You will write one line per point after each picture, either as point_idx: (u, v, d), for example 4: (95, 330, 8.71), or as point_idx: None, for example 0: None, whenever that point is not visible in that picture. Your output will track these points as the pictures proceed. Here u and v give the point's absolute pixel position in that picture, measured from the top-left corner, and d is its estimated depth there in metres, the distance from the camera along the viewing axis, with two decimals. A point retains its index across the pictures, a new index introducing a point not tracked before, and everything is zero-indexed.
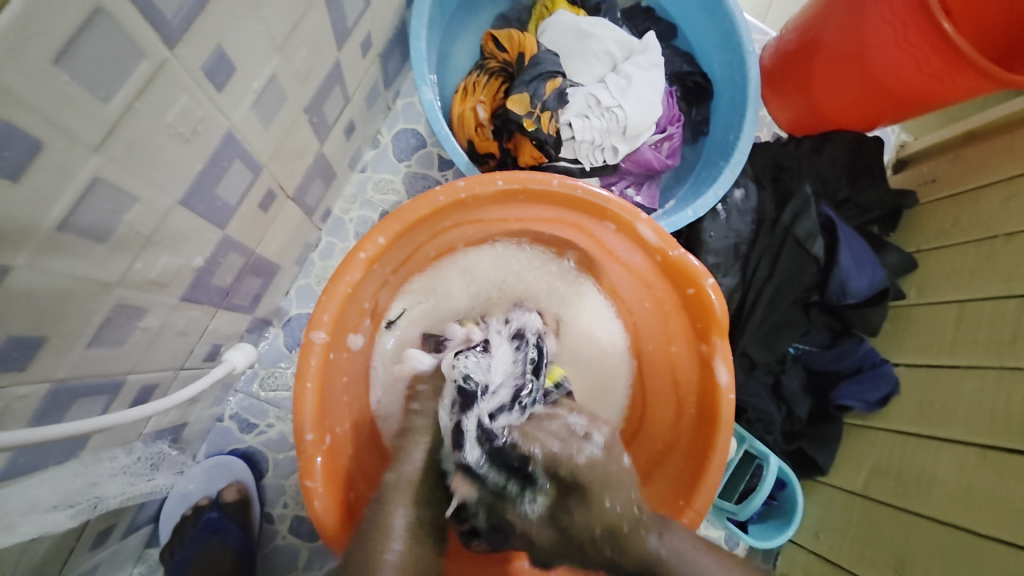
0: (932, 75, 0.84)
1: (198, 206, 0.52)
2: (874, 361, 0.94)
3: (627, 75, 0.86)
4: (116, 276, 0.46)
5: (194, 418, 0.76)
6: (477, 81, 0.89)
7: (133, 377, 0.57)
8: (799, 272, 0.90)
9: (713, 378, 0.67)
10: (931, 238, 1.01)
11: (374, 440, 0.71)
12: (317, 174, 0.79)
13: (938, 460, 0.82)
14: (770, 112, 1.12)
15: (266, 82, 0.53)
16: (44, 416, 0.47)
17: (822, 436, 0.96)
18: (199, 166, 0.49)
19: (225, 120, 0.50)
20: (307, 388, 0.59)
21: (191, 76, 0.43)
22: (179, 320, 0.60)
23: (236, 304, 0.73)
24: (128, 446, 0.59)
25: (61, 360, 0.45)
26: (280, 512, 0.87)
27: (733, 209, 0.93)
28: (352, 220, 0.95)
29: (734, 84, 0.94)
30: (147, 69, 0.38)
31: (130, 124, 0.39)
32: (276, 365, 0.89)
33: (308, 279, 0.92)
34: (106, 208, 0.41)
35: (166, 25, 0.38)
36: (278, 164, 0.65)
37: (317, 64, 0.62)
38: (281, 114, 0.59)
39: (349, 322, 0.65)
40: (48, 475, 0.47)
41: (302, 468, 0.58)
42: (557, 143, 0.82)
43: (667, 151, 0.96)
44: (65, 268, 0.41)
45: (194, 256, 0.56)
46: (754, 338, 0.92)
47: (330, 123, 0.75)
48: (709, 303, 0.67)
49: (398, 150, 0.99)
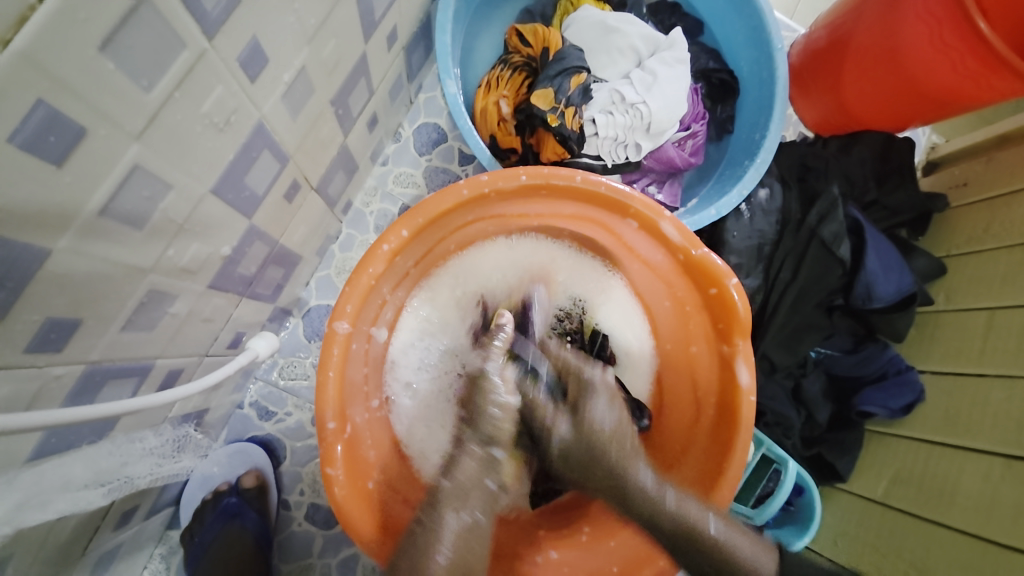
0: (967, 76, 0.82)
1: (228, 194, 0.53)
2: (898, 369, 0.92)
3: (652, 71, 0.85)
4: (150, 261, 0.47)
5: (216, 404, 0.77)
6: (501, 76, 0.88)
7: (162, 361, 0.58)
8: (824, 275, 0.88)
9: (734, 380, 0.67)
10: (961, 243, 0.98)
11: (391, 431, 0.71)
12: (340, 167, 0.80)
13: (962, 470, 0.80)
14: (796, 111, 1.10)
15: (297, 74, 0.54)
16: (79, 396, 0.48)
17: (843, 442, 0.94)
18: (231, 156, 0.50)
19: (257, 111, 0.51)
20: (329, 377, 0.59)
21: (227, 67, 0.43)
22: (206, 307, 0.61)
23: (259, 293, 0.74)
24: (155, 428, 0.60)
25: (96, 343, 0.46)
26: (296, 499, 0.88)
27: (757, 209, 0.91)
28: (372, 213, 0.96)
29: (762, 81, 0.92)
30: (187, 60, 0.39)
31: (168, 114, 0.40)
32: (295, 355, 0.90)
33: (328, 270, 0.93)
34: (143, 194, 0.42)
35: (206, 16, 0.38)
36: (304, 156, 0.66)
37: (345, 56, 0.63)
38: (309, 106, 0.60)
39: (370, 314, 0.66)
40: (81, 453, 0.48)
41: (323, 455, 0.58)
42: (580, 139, 0.82)
43: (691, 148, 0.95)
44: (103, 253, 0.41)
45: (223, 245, 0.57)
46: (775, 341, 0.90)
47: (355, 116, 0.75)
48: (733, 303, 0.66)
49: (419, 144, 0.99)
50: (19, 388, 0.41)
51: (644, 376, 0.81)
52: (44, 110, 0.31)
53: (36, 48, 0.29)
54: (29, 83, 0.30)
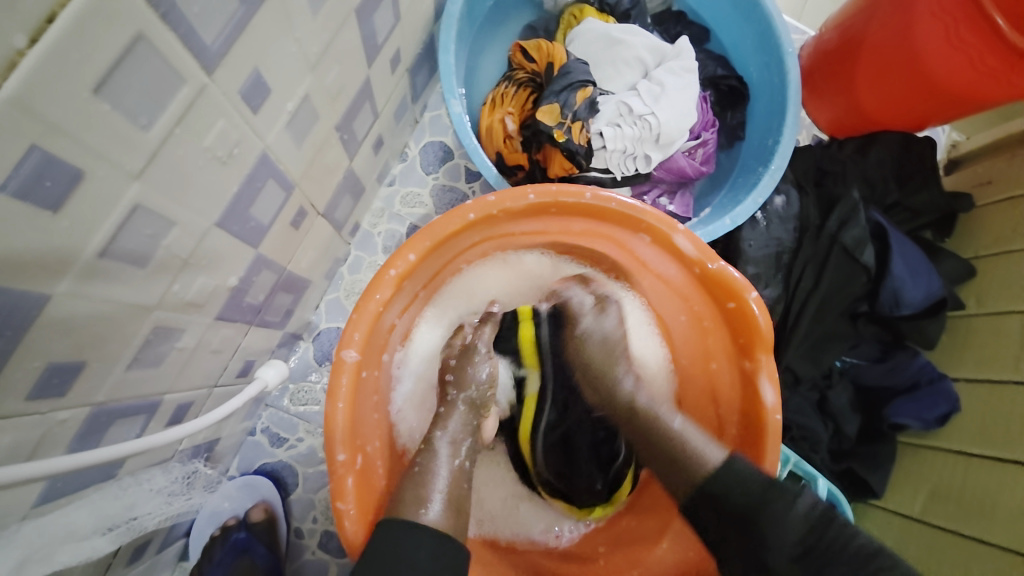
0: (987, 72, 0.81)
1: (233, 226, 0.52)
2: (931, 377, 0.88)
3: (659, 81, 0.83)
4: (154, 298, 0.46)
5: (228, 432, 0.76)
6: (505, 93, 0.87)
7: (170, 397, 0.57)
8: (847, 282, 0.85)
9: (757, 398, 0.65)
10: (989, 244, 0.94)
11: (396, 462, 0.69)
12: (346, 190, 0.79)
13: (1003, 484, 0.76)
14: (808, 114, 1.09)
15: (300, 102, 0.53)
16: (85, 438, 0.47)
17: (875, 456, 0.90)
18: (235, 188, 0.49)
19: (260, 141, 0.50)
20: (338, 407, 0.58)
21: (229, 100, 0.43)
22: (214, 338, 0.60)
23: (268, 321, 0.73)
24: (162, 467, 0.59)
25: (101, 384, 0.46)
26: (310, 527, 0.87)
27: (774, 216, 0.88)
28: (380, 233, 0.95)
29: (772, 86, 0.90)
30: (187, 95, 0.38)
31: (170, 150, 0.40)
32: (306, 379, 0.89)
33: (337, 293, 0.92)
34: (145, 232, 0.41)
35: (206, 51, 0.38)
36: (310, 181, 0.65)
37: (348, 81, 0.62)
38: (314, 132, 0.59)
39: (379, 341, 0.64)
40: (83, 501, 0.47)
41: (333, 490, 0.57)
42: (588, 153, 0.80)
43: (702, 157, 0.93)
44: (104, 294, 0.41)
45: (229, 275, 0.57)
46: (799, 353, 0.87)
47: (360, 139, 0.75)
48: (753, 316, 0.64)
49: (425, 163, 0.99)
50: (22, 435, 0.40)
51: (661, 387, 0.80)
52: (41, 155, 0.31)
53: (28, 93, 0.29)
54: (20, 129, 0.29)
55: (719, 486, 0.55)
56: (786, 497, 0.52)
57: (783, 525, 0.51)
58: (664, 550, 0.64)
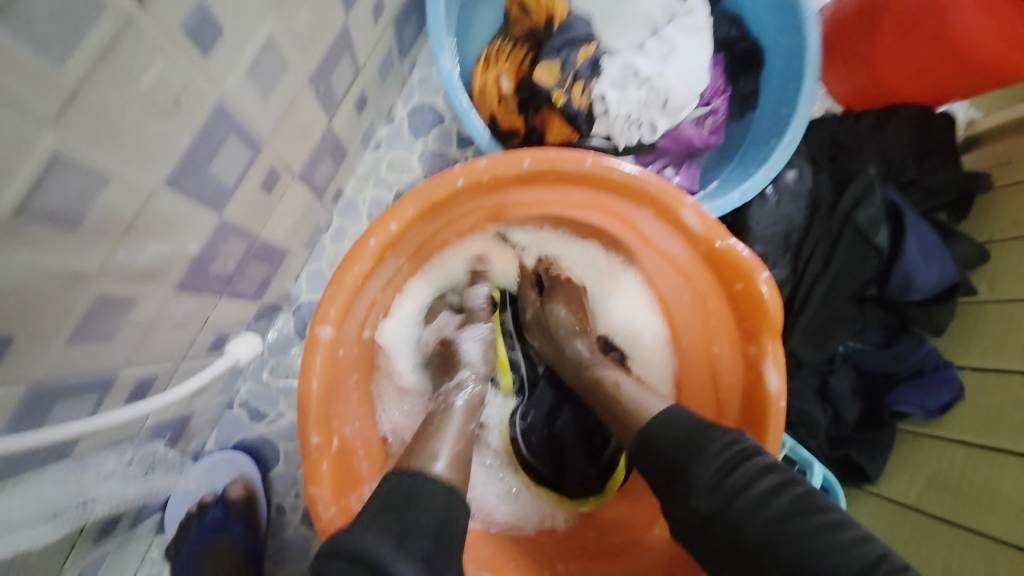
0: (1016, 43, 0.75)
1: (190, 186, 0.46)
2: (936, 364, 0.86)
3: (669, 40, 0.76)
4: (94, 266, 0.41)
5: (201, 408, 0.72)
6: (501, 50, 0.81)
7: (126, 371, 0.52)
8: (859, 265, 0.80)
9: (761, 384, 0.61)
10: (1006, 227, 0.89)
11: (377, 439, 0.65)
12: (326, 152, 0.73)
13: (1004, 477, 0.74)
14: (825, 85, 1.01)
15: (263, 46, 0.47)
16: (25, 419, 0.42)
17: (875, 443, 0.88)
18: (187, 143, 0.43)
19: (215, 89, 0.43)
20: (312, 387, 0.53)
21: (167, 36, 0.36)
22: (176, 311, 0.55)
23: (241, 292, 0.68)
24: (122, 448, 0.55)
25: (38, 361, 0.41)
26: (292, 502, 0.84)
27: (785, 192, 0.82)
28: (365, 201, 0.89)
29: (791, 50, 0.83)
30: (111, 26, 0.32)
31: (95, 92, 0.33)
32: (286, 353, 0.85)
33: (319, 264, 0.87)
34: (73, 189, 0.36)
35: None
36: (282, 140, 0.58)
37: (323, 25, 0.55)
38: (283, 83, 0.53)
39: (357, 316, 0.59)
40: (25, 487, 0.43)
41: (307, 474, 0.53)
42: (589, 118, 0.74)
43: (711, 126, 0.87)
44: (28, 260, 0.35)
45: (190, 242, 0.51)
46: (803, 337, 0.83)
47: (339, 95, 0.68)
48: (761, 298, 0.60)
49: (415, 126, 0.91)
50: None
51: (659, 369, 0.76)
52: None
53: None
54: None
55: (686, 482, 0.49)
56: (751, 483, 0.47)
57: (747, 517, 0.46)
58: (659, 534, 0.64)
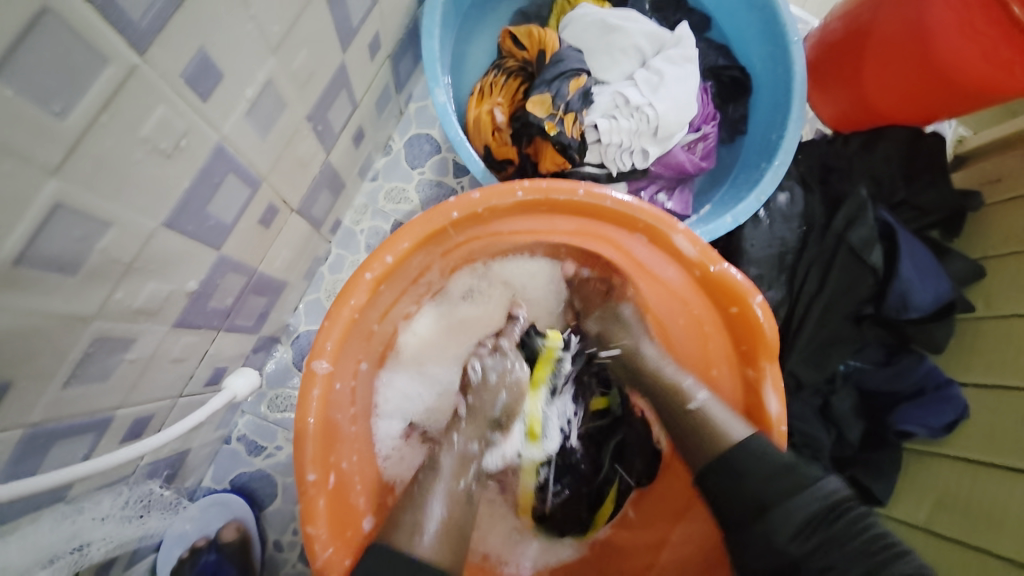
0: (1000, 64, 0.76)
1: (189, 225, 0.47)
2: (937, 383, 0.85)
3: (658, 70, 0.78)
4: (93, 308, 0.41)
5: (198, 444, 0.72)
6: (494, 82, 0.83)
7: (123, 412, 0.52)
8: (854, 284, 0.80)
9: (761, 408, 0.61)
10: (999, 244, 0.90)
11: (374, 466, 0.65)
12: (324, 186, 0.74)
13: (1012, 498, 0.72)
14: (813, 109, 1.04)
15: (261, 88, 0.48)
16: (20, 462, 0.42)
17: (878, 463, 0.87)
18: (186, 184, 0.44)
19: (214, 132, 0.45)
20: (309, 422, 0.53)
21: (169, 83, 0.38)
22: (174, 347, 0.55)
23: (239, 325, 0.68)
24: (119, 486, 0.55)
25: (34, 403, 0.41)
26: (290, 539, 0.84)
27: (777, 215, 0.84)
28: (363, 231, 0.90)
29: (776, 79, 0.86)
30: (112, 76, 0.33)
31: (97, 141, 0.35)
32: (284, 385, 0.84)
33: (318, 294, 0.87)
34: (73, 235, 0.36)
35: (133, 27, 0.33)
36: (280, 176, 0.60)
37: (320, 66, 0.57)
38: (281, 122, 0.54)
39: (356, 347, 0.60)
40: (24, 530, 0.43)
41: (303, 512, 0.52)
42: (581, 147, 0.76)
43: (702, 152, 0.88)
44: (27, 305, 0.36)
45: (188, 280, 0.52)
46: (802, 357, 0.83)
47: (337, 131, 0.70)
48: (757, 322, 0.60)
49: (412, 157, 0.93)
50: None
51: None
52: None
53: None
54: None
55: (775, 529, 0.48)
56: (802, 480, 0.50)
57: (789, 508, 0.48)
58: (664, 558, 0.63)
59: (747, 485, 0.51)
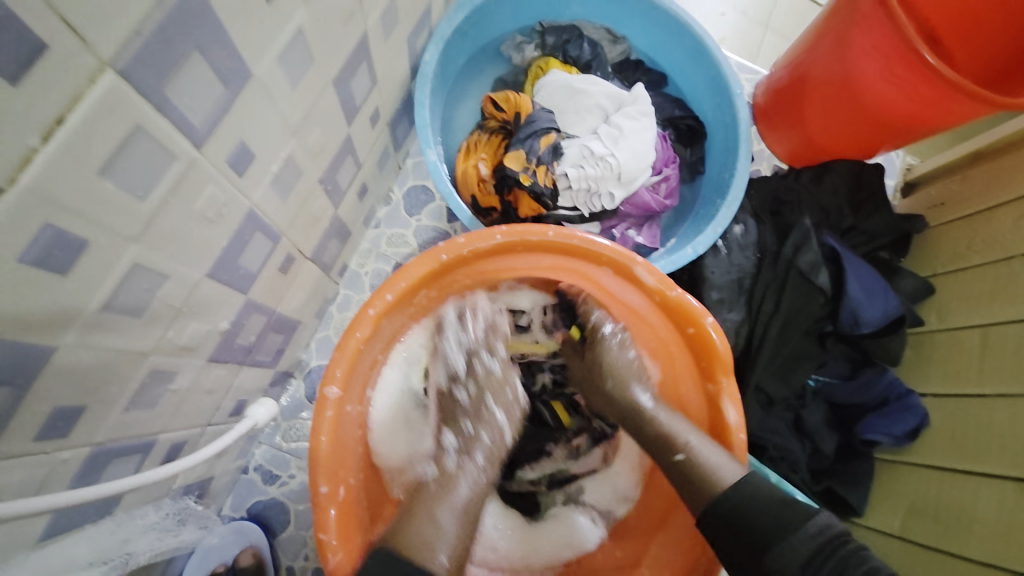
0: (923, 102, 0.86)
1: (224, 276, 0.58)
2: (899, 393, 0.92)
3: (618, 125, 0.90)
4: (150, 345, 0.51)
5: (221, 471, 0.80)
6: (479, 141, 0.95)
7: (164, 436, 0.61)
8: (807, 303, 0.90)
9: (722, 418, 0.69)
10: (945, 262, 0.99)
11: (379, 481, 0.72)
12: (333, 235, 0.85)
13: (975, 499, 0.78)
14: (768, 145, 1.16)
15: (283, 163, 0.60)
16: (84, 477, 0.51)
17: (853, 473, 0.93)
18: (224, 243, 0.55)
19: (246, 200, 0.56)
20: (322, 441, 0.62)
21: (216, 168, 0.49)
22: (206, 380, 0.65)
23: (259, 360, 0.78)
24: (157, 502, 0.63)
25: (100, 425, 0.50)
26: (302, 563, 0.89)
27: (734, 245, 0.94)
28: (367, 273, 1.01)
29: (725, 124, 0.98)
30: (179, 168, 0.45)
31: (164, 215, 0.45)
32: (297, 416, 0.93)
33: (327, 331, 0.97)
34: (142, 287, 0.47)
35: (195, 131, 0.44)
36: (296, 231, 0.71)
37: (330, 140, 0.69)
38: (298, 187, 0.66)
39: (361, 375, 0.69)
40: (85, 534, 0.51)
41: (316, 521, 0.60)
42: (554, 194, 0.87)
43: (665, 191, 0.99)
44: (106, 343, 0.46)
45: (221, 321, 0.62)
46: (767, 373, 0.90)
47: (344, 188, 0.81)
48: (711, 341, 0.69)
49: (409, 206, 1.05)
50: (28, 475, 0.44)
51: None
52: (50, 230, 0.36)
53: (46, 180, 0.35)
54: (38, 211, 0.35)
55: (740, 507, 0.57)
56: (795, 517, 0.55)
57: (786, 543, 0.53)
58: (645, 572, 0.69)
59: (747, 526, 0.56)
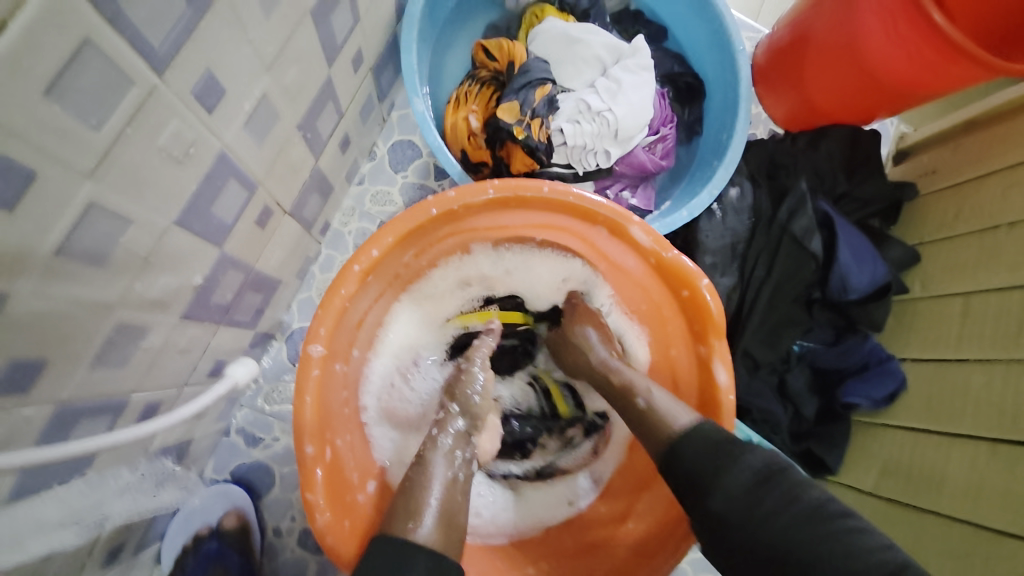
0: (925, 66, 0.83)
1: (195, 225, 0.53)
2: (880, 358, 0.94)
3: (616, 79, 0.86)
4: (115, 296, 0.47)
5: (200, 434, 0.77)
6: (470, 91, 0.90)
7: (137, 396, 0.58)
8: (798, 269, 0.89)
9: (713, 381, 0.68)
10: (933, 230, 0.99)
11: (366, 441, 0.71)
12: (313, 189, 0.80)
13: (948, 460, 0.80)
14: (765, 109, 1.12)
15: (257, 102, 0.55)
16: (50, 436, 0.48)
17: (831, 435, 0.95)
18: (194, 187, 0.51)
19: (217, 140, 0.51)
20: (306, 401, 0.59)
21: (181, 100, 0.44)
22: (180, 338, 0.61)
23: (238, 320, 0.74)
24: (132, 463, 0.60)
25: (65, 382, 0.47)
26: (287, 525, 0.88)
27: (729, 209, 0.92)
28: (350, 232, 0.96)
29: (725, 83, 0.95)
30: (137, 96, 0.40)
31: (123, 150, 0.41)
32: (280, 378, 0.90)
33: (310, 292, 0.93)
34: (102, 230, 0.42)
35: (154, 53, 0.39)
36: (274, 180, 0.66)
37: (309, 80, 0.64)
38: (274, 132, 0.61)
39: (344, 334, 0.66)
40: (52, 494, 0.48)
41: (303, 481, 0.58)
42: (548, 149, 0.83)
43: (661, 152, 0.96)
44: (65, 292, 0.42)
45: (194, 274, 0.57)
46: (756, 338, 0.91)
47: (324, 138, 0.76)
48: (705, 304, 0.68)
49: (395, 162, 1.00)
50: None
51: None
52: None
53: None
54: None
55: (678, 450, 0.58)
56: (738, 455, 0.56)
57: (730, 480, 0.54)
58: (631, 528, 0.71)
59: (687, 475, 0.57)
